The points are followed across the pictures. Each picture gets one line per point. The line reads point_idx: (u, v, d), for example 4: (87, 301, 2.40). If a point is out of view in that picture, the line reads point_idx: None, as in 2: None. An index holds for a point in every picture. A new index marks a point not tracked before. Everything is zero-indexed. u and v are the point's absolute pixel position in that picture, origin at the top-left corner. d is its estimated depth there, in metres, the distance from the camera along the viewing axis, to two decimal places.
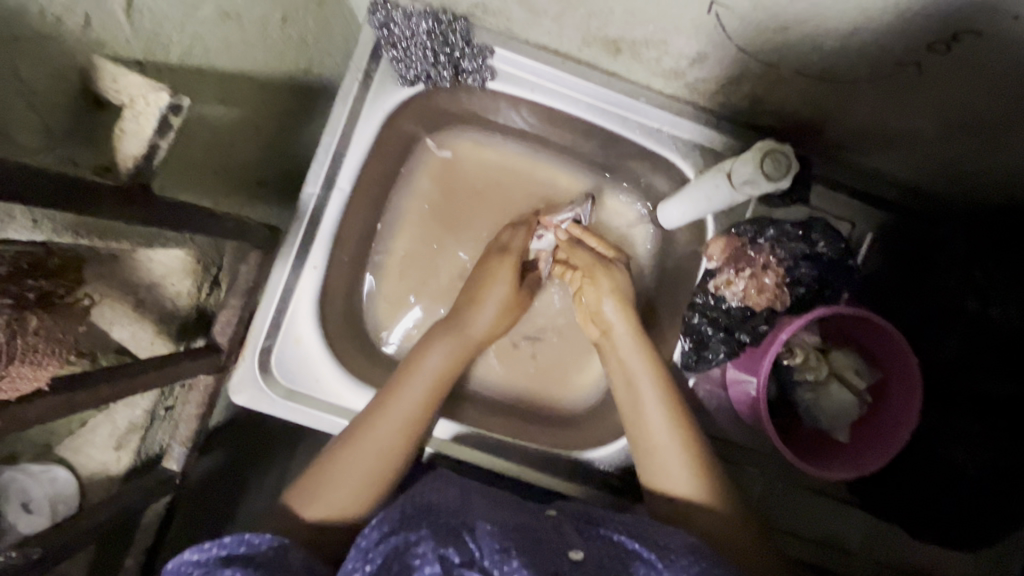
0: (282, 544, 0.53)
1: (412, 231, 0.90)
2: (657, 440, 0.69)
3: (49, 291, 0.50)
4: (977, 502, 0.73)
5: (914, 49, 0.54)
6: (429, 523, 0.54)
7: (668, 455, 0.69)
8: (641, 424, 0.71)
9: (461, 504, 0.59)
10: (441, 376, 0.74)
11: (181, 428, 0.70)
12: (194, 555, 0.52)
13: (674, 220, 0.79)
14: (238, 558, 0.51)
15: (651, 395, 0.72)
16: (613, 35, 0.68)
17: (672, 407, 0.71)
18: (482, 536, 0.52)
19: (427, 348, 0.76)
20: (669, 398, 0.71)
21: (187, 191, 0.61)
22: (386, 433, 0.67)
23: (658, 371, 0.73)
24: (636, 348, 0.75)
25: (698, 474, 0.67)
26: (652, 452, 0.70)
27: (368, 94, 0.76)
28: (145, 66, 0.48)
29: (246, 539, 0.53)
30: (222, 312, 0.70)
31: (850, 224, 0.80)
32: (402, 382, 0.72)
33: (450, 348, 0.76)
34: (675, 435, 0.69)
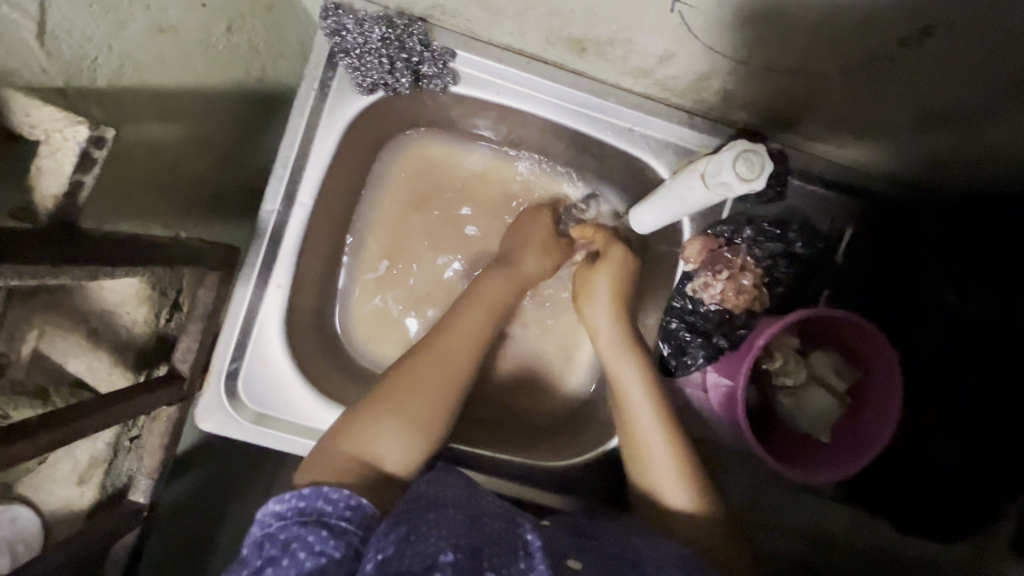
0: (359, 504, 0.52)
1: (379, 240, 0.87)
2: (648, 440, 0.68)
3: None
4: (966, 499, 0.72)
5: (884, 44, 0.51)
6: (436, 515, 0.49)
7: (657, 451, 0.67)
8: (633, 430, 0.69)
9: (466, 499, 0.54)
10: (458, 364, 0.67)
11: (145, 459, 0.68)
12: (277, 506, 0.52)
13: (647, 225, 0.76)
14: (318, 514, 0.51)
15: (638, 394, 0.70)
16: (577, 34, 0.65)
17: (661, 408, 0.69)
18: (493, 531, 0.49)
19: (440, 331, 0.69)
20: (659, 397, 0.70)
21: (131, 216, 0.58)
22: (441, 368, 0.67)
23: (643, 369, 0.71)
24: (625, 351, 0.72)
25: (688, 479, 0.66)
26: (641, 451, 0.68)
27: (324, 104, 0.72)
28: (67, 92, 0.45)
29: (325, 494, 0.52)
30: (182, 339, 0.67)
31: (830, 219, 0.78)
32: (438, 338, 0.69)
33: (480, 301, 0.73)
34: (665, 434, 0.68)
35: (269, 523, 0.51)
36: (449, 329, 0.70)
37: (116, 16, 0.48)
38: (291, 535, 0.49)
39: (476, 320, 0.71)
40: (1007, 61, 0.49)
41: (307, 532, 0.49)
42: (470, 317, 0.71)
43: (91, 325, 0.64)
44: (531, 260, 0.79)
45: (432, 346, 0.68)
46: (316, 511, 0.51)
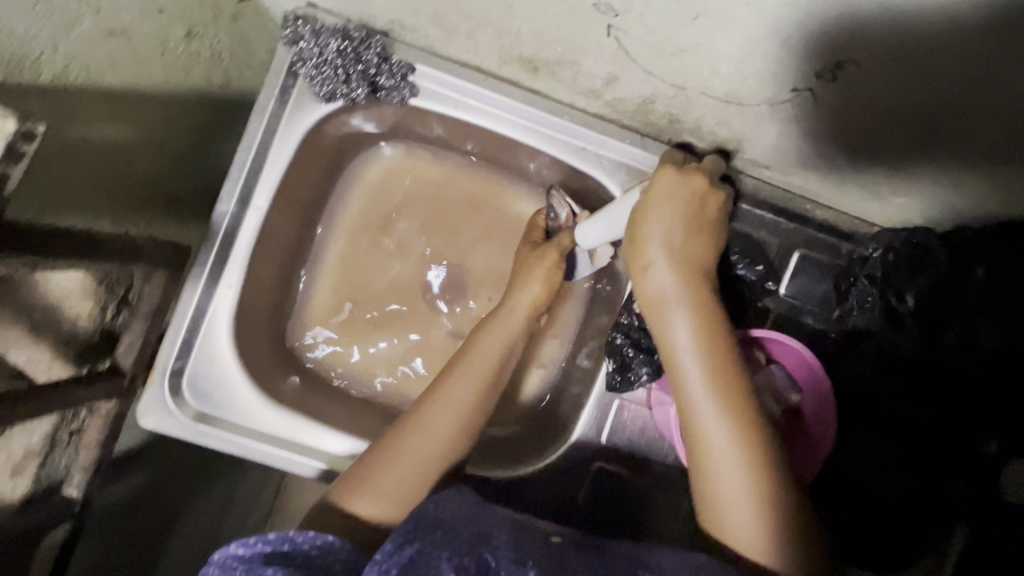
0: (327, 542, 0.49)
1: (339, 246, 0.89)
2: (706, 424, 0.57)
3: None
4: (896, 532, 0.72)
5: (803, 77, 0.52)
6: (444, 533, 0.51)
7: (718, 438, 0.56)
8: (690, 411, 0.59)
9: (474, 516, 0.56)
10: (453, 423, 0.66)
11: (82, 453, 0.68)
12: (240, 550, 0.48)
13: (591, 241, 0.74)
14: (279, 556, 0.47)
15: (695, 369, 0.59)
16: (528, 54, 0.67)
17: (729, 397, 0.57)
18: (502, 551, 0.49)
19: (427, 404, 0.67)
20: (723, 386, 0.58)
21: (76, 211, 0.59)
22: (437, 428, 0.65)
23: (704, 341, 0.60)
24: (682, 309, 0.62)
25: (757, 478, 0.54)
26: (699, 439, 0.58)
27: (283, 111, 0.74)
28: (7, 88, 0.47)
29: (290, 537, 0.48)
30: (125, 336, 0.68)
31: (776, 244, 0.79)
32: (429, 402, 0.67)
33: (475, 366, 0.70)
34: (727, 416, 0.57)
35: (229, 567, 0.47)
36: (444, 393, 0.67)
37: (63, 18, 0.49)
38: None
39: (462, 394, 0.67)
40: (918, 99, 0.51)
41: (267, 568, 0.45)
42: (464, 381, 0.68)
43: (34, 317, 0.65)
44: (535, 286, 0.77)
45: (419, 416, 0.65)
46: (277, 556, 0.47)
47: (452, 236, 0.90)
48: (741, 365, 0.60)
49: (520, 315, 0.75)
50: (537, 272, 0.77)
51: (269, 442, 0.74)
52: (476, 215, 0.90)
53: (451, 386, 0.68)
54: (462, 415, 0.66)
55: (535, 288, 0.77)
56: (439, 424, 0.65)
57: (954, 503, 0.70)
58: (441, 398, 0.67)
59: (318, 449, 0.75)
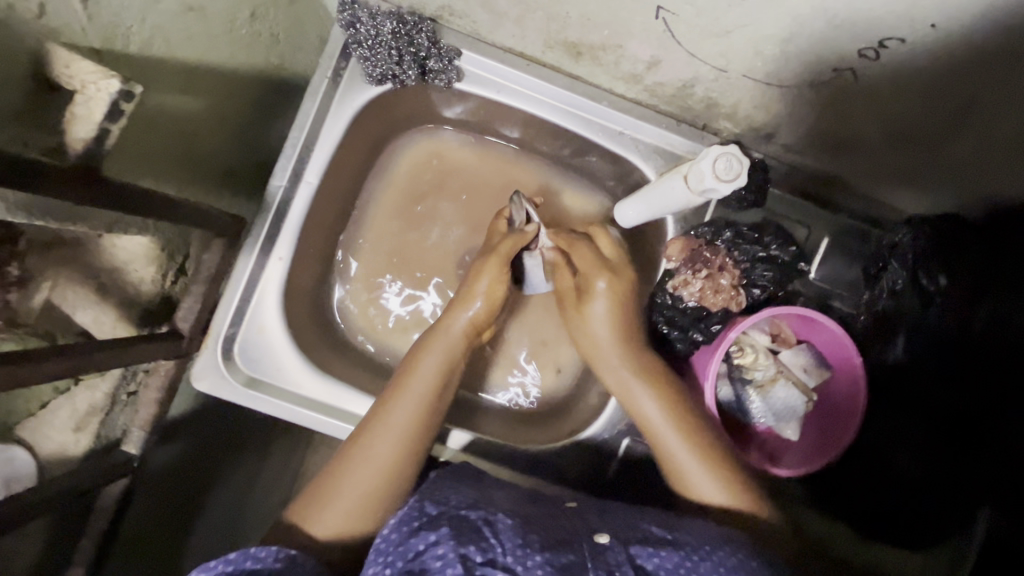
0: (288, 556, 0.54)
1: (379, 226, 0.92)
2: (671, 449, 0.67)
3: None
4: (927, 505, 0.75)
5: (846, 56, 0.55)
6: (447, 519, 0.54)
7: (685, 456, 0.66)
8: (655, 442, 0.69)
9: (479, 498, 0.60)
10: (396, 446, 0.67)
11: (142, 412, 0.72)
12: (202, 575, 0.52)
13: (630, 220, 0.79)
14: (245, 573, 0.52)
15: (653, 405, 0.69)
16: (573, 38, 0.70)
17: (677, 413, 0.68)
18: (503, 531, 0.53)
19: (372, 425, 0.68)
20: (672, 403, 0.69)
21: (148, 178, 0.62)
22: (378, 453, 0.66)
23: (655, 383, 0.70)
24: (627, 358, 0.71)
25: (721, 470, 0.65)
26: (667, 464, 0.67)
27: (335, 92, 0.78)
28: (102, 54, 0.50)
29: (253, 553, 0.53)
30: (185, 300, 0.72)
31: (807, 229, 0.81)
32: (369, 426, 0.68)
33: (411, 388, 0.70)
34: (683, 437, 0.67)
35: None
36: (379, 417, 0.68)
37: None
38: None
39: (401, 416, 0.68)
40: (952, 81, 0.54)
41: None
42: (402, 406, 0.68)
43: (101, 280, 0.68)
44: (479, 299, 0.76)
45: (364, 438, 0.67)
46: (242, 572, 0.52)
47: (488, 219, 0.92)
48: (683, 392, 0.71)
49: (456, 333, 0.75)
50: (493, 285, 0.76)
51: (316, 408, 0.78)
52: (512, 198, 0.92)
53: (390, 407, 0.69)
54: (404, 438, 0.67)
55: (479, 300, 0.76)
56: (378, 449, 0.66)
57: (985, 479, 0.72)
58: (381, 423, 0.68)
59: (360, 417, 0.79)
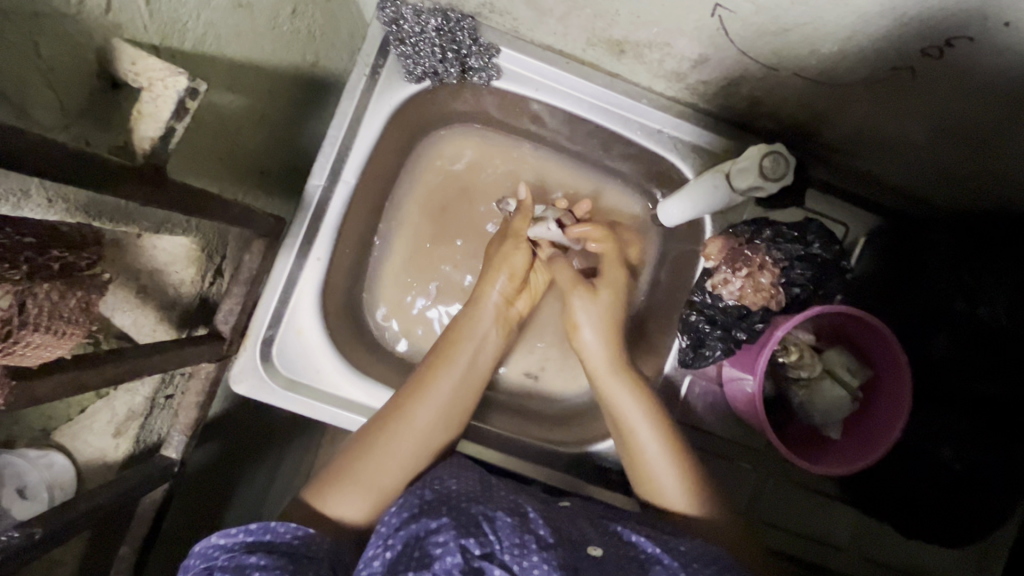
0: (306, 534, 0.56)
1: (411, 225, 0.91)
2: (646, 455, 0.70)
3: (71, 263, 0.47)
4: (967, 504, 0.75)
5: (908, 55, 0.55)
6: (449, 510, 0.56)
7: (654, 459, 0.69)
8: (631, 448, 0.71)
9: (481, 490, 0.61)
10: (436, 415, 0.70)
11: (180, 417, 0.69)
12: (223, 540, 0.54)
13: (673, 218, 0.77)
14: (264, 546, 0.54)
15: (636, 416, 0.71)
16: (618, 36, 0.70)
17: (654, 421, 0.71)
18: (502, 527, 0.54)
19: (409, 399, 0.70)
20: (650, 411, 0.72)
21: (197, 178, 0.61)
22: (418, 422, 0.68)
23: (634, 389, 0.73)
24: (619, 371, 0.75)
25: (683, 474, 0.68)
26: (639, 465, 0.70)
27: (373, 90, 0.77)
28: (160, 50, 0.49)
29: (272, 527, 0.56)
30: (225, 301, 0.69)
31: (845, 228, 0.82)
32: (410, 396, 0.70)
33: (456, 363, 0.73)
34: (664, 451, 0.69)
35: (215, 556, 0.54)
36: (420, 386, 0.71)
37: None
38: (235, 564, 0.52)
39: (443, 391, 0.71)
40: (1010, 88, 0.54)
41: (256, 558, 0.52)
42: (446, 378, 0.72)
43: (140, 282, 0.66)
44: (502, 272, 0.80)
45: (401, 411, 0.69)
46: (261, 545, 0.55)
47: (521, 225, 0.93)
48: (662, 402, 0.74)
49: (491, 311, 0.79)
50: (512, 265, 0.80)
51: (354, 410, 0.77)
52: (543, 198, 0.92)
53: (433, 376, 0.72)
54: (444, 407, 0.70)
55: (503, 273, 0.80)
56: (421, 418, 0.68)
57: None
58: (421, 391, 0.70)
59: None
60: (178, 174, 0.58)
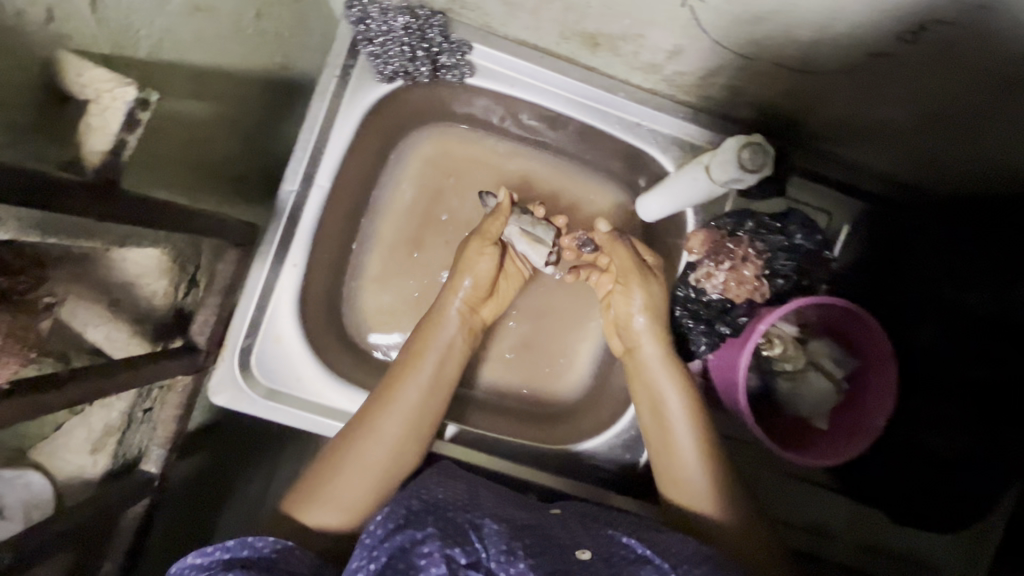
0: (284, 547, 0.55)
1: (393, 227, 0.90)
2: (682, 461, 0.69)
3: (8, 287, 0.52)
4: (962, 491, 0.74)
5: (882, 40, 0.54)
6: (435, 519, 0.55)
7: (690, 461, 0.68)
8: (669, 447, 0.70)
9: (469, 499, 0.60)
10: (407, 422, 0.69)
11: (159, 430, 0.69)
12: (199, 558, 0.53)
13: (653, 211, 0.79)
14: (241, 561, 0.53)
15: (682, 418, 0.70)
16: (591, 29, 0.69)
17: (698, 420, 0.70)
18: (489, 535, 0.53)
19: (374, 408, 0.69)
20: (696, 408, 0.71)
21: (158, 188, 0.59)
22: (387, 433, 0.67)
23: (683, 381, 0.72)
24: (670, 367, 0.73)
25: (715, 477, 0.67)
26: (676, 470, 0.69)
27: (345, 91, 0.75)
28: (113, 61, 0.47)
29: (250, 542, 0.54)
30: (199, 312, 0.70)
31: (827, 216, 0.81)
32: (378, 405, 0.69)
33: (419, 371, 0.72)
34: (702, 452, 0.68)
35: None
36: (388, 394, 0.69)
37: None
38: None
39: (409, 399, 0.70)
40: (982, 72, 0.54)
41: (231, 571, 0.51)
42: (410, 388, 0.70)
43: (111, 296, 0.65)
44: (467, 276, 0.78)
45: (365, 422, 0.67)
46: (238, 561, 0.53)
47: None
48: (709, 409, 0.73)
49: (458, 320, 0.77)
50: (477, 265, 0.78)
51: (338, 418, 0.76)
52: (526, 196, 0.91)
53: (401, 385, 0.70)
54: (411, 416, 0.69)
55: (467, 279, 0.78)
56: (389, 430, 0.67)
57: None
58: (387, 400, 0.69)
59: None
60: (134, 185, 0.55)
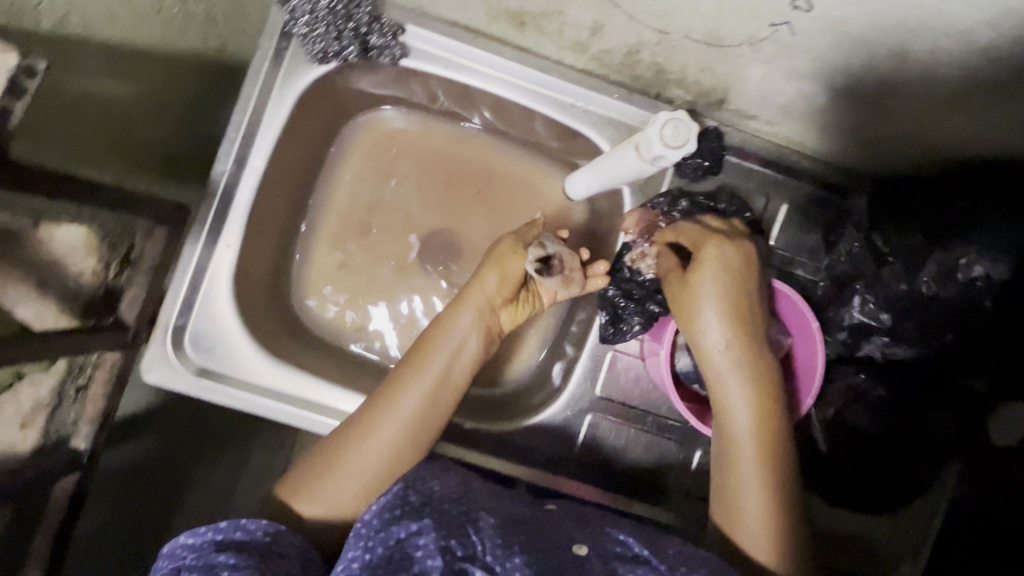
0: (278, 530, 0.55)
1: (335, 211, 0.90)
2: (740, 484, 0.64)
3: None
4: (885, 463, 0.76)
5: (779, 8, 0.54)
6: (430, 511, 0.55)
7: (746, 484, 0.63)
8: (726, 465, 0.65)
9: (463, 491, 0.60)
10: (412, 428, 0.65)
11: (87, 408, 0.70)
12: (192, 539, 0.53)
13: (580, 189, 0.80)
14: (233, 543, 0.53)
15: (745, 437, 0.64)
16: (514, 8, 0.69)
17: (763, 441, 0.63)
18: (485, 529, 0.53)
19: (379, 408, 0.66)
20: (762, 427, 0.64)
21: (74, 164, 0.61)
22: (380, 439, 0.64)
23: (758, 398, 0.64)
24: (742, 381, 0.64)
25: (768, 504, 0.63)
26: (729, 481, 0.65)
27: (278, 73, 0.76)
28: (9, 32, 0.48)
29: (243, 524, 0.54)
30: (128, 290, 0.70)
31: (765, 199, 0.81)
32: (377, 406, 0.66)
33: (421, 375, 0.67)
34: (760, 477, 0.63)
35: (182, 556, 0.53)
36: (393, 399, 0.66)
37: None
38: (204, 564, 0.51)
39: (408, 403, 0.65)
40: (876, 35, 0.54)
41: (223, 556, 0.51)
42: (411, 392, 0.66)
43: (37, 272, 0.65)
44: (491, 274, 0.72)
45: (366, 422, 0.65)
46: (230, 542, 0.53)
47: (448, 213, 0.91)
48: (783, 415, 0.65)
49: (475, 320, 0.71)
50: (500, 256, 0.73)
51: (269, 397, 0.76)
52: (470, 180, 0.91)
53: (403, 390, 0.66)
54: (410, 420, 0.65)
55: (491, 277, 0.72)
56: (384, 433, 0.64)
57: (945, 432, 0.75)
58: (387, 403, 0.66)
59: (320, 405, 0.78)
60: (35, 157, 0.56)
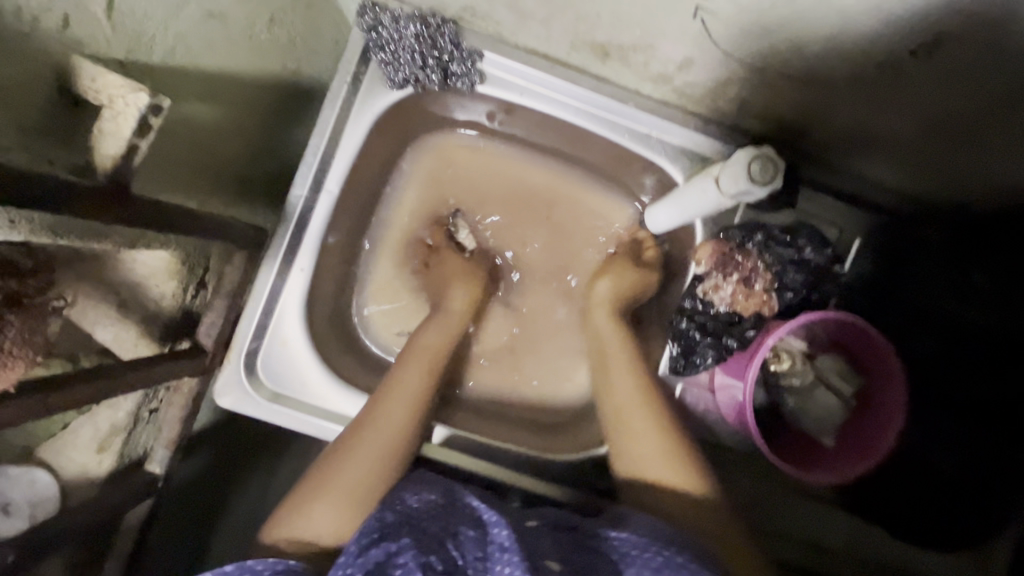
0: (288, 566, 0.52)
1: (399, 232, 0.89)
2: (645, 458, 0.67)
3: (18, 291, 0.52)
4: (955, 500, 0.74)
5: (896, 54, 0.54)
6: (410, 528, 0.51)
7: (650, 459, 0.67)
8: (632, 446, 0.69)
9: (443, 502, 0.56)
10: (388, 434, 0.66)
11: (164, 431, 0.70)
12: None
13: (661, 222, 0.79)
14: None
15: (642, 420, 0.69)
16: (601, 39, 0.69)
17: (657, 419, 0.69)
18: (466, 542, 0.50)
19: (360, 423, 0.67)
20: (653, 409, 0.70)
21: (169, 192, 0.61)
22: (366, 445, 0.65)
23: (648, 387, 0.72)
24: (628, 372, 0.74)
25: (677, 471, 0.66)
26: (638, 459, 0.68)
27: (356, 96, 0.76)
28: (125, 66, 0.49)
29: (249, 565, 0.52)
30: (206, 313, 0.69)
31: (837, 230, 0.80)
32: (360, 420, 0.67)
33: (403, 390, 0.70)
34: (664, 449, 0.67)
35: None
36: (372, 410, 0.68)
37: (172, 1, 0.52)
38: None
39: (393, 419, 0.67)
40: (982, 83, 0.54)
41: None
42: (396, 409, 0.68)
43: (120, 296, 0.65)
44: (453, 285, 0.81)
45: (351, 440, 0.65)
46: None
47: (505, 238, 0.90)
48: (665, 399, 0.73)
49: (441, 329, 0.78)
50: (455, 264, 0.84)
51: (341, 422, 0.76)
52: (530, 205, 0.90)
53: (386, 405, 0.69)
54: (395, 430, 0.67)
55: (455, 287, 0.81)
56: (370, 447, 0.65)
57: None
58: (371, 416, 0.67)
59: None
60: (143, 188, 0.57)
